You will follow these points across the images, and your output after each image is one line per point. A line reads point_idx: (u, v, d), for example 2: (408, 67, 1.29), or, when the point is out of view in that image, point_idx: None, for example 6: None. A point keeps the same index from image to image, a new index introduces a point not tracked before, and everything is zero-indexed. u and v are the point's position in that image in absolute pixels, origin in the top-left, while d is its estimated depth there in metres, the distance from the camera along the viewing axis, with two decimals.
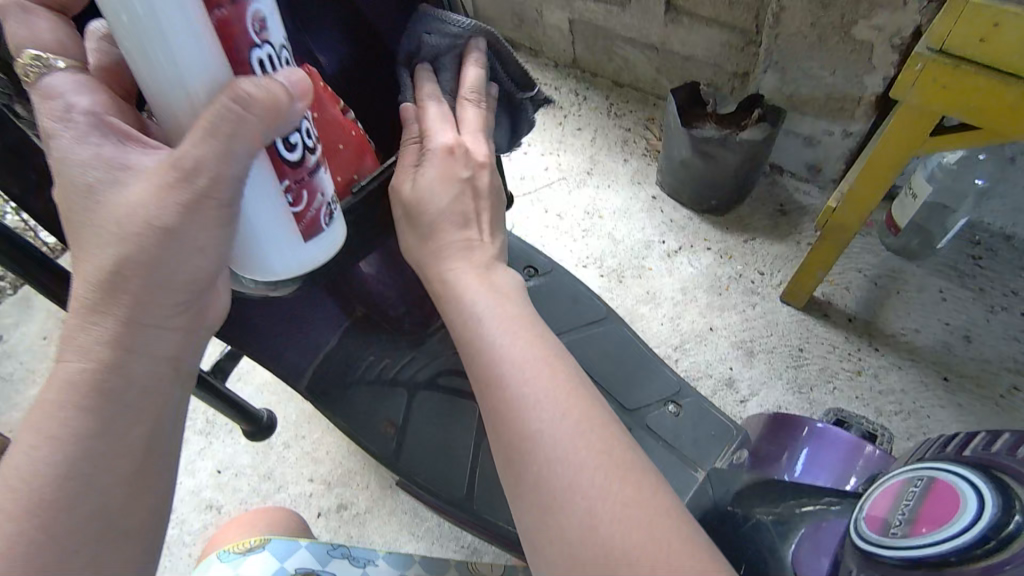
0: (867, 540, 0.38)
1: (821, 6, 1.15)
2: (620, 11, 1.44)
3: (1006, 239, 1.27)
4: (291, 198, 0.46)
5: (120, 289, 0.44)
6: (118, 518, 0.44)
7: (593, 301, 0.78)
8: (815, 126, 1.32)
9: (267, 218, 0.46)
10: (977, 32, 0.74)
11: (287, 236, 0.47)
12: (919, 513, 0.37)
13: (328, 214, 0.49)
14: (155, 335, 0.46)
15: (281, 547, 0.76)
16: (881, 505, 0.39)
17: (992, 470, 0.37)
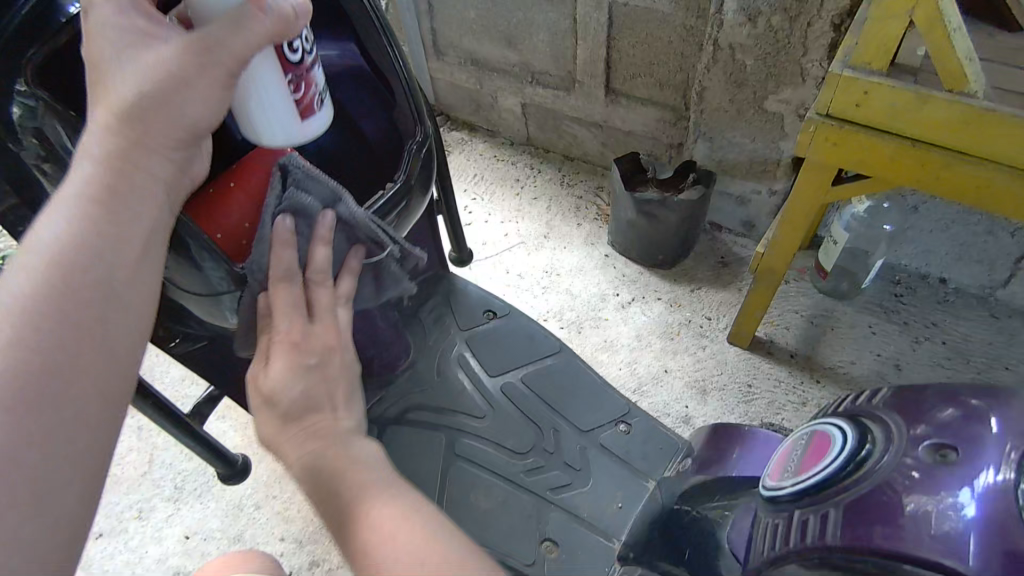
0: (770, 488, 0.49)
1: (736, 85, 1.32)
2: (566, 95, 1.62)
3: (922, 278, 1.42)
4: (292, 89, 0.52)
5: (123, 127, 0.45)
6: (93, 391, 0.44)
7: (547, 338, 0.86)
8: (744, 187, 1.48)
9: (276, 110, 0.52)
10: (853, 99, 0.88)
11: (287, 119, 0.53)
12: (803, 460, 0.47)
13: (321, 99, 0.55)
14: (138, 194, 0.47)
15: None
16: (779, 464, 0.50)
17: (857, 420, 0.47)
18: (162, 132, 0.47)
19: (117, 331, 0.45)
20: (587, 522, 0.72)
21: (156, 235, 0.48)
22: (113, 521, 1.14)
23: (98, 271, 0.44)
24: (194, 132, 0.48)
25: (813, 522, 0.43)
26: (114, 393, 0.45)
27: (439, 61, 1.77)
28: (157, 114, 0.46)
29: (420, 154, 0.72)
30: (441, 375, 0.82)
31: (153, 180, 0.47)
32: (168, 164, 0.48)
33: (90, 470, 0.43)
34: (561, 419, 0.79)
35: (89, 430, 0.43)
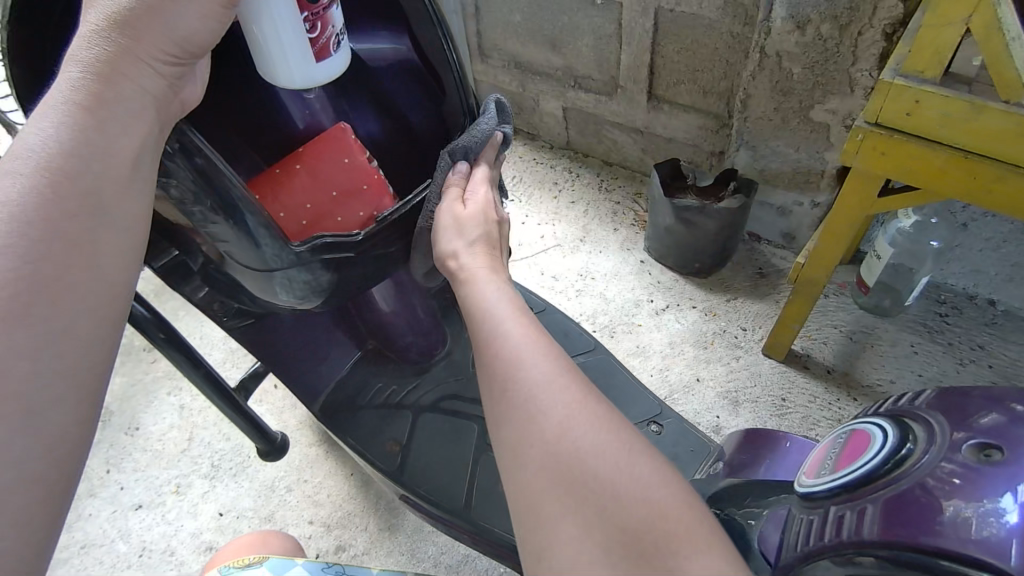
0: (805, 485, 0.48)
1: (782, 93, 1.31)
2: (608, 100, 1.62)
3: (969, 298, 1.38)
4: (307, 27, 0.54)
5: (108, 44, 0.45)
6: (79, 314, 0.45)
7: (581, 336, 0.87)
8: (786, 197, 1.46)
9: (290, 45, 0.54)
10: (904, 107, 0.87)
11: (303, 58, 0.55)
12: (841, 457, 0.46)
13: (337, 42, 0.57)
14: (117, 118, 0.46)
15: (279, 564, 0.81)
16: (816, 463, 0.49)
17: (900, 419, 0.46)
18: (154, 40, 0.47)
19: (107, 245, 0.46)
20: None
21: (146, 148, 0.48)
22: (151, 494, 1.19)
23: (85, 181, 0.45)
24: (186, 47, 0.49)
25: (849, 518, 0.42)
26: (103, 307, 0.46)
27: (483, 64, 1.80)
28: (149, 24, 0.46)
29: None
30: None
31: (142, 93, 0.47)
32: (159, 80, 0.48)
33: (81, 384, 0.45)
34: None
35: (80, 344, 0.45)
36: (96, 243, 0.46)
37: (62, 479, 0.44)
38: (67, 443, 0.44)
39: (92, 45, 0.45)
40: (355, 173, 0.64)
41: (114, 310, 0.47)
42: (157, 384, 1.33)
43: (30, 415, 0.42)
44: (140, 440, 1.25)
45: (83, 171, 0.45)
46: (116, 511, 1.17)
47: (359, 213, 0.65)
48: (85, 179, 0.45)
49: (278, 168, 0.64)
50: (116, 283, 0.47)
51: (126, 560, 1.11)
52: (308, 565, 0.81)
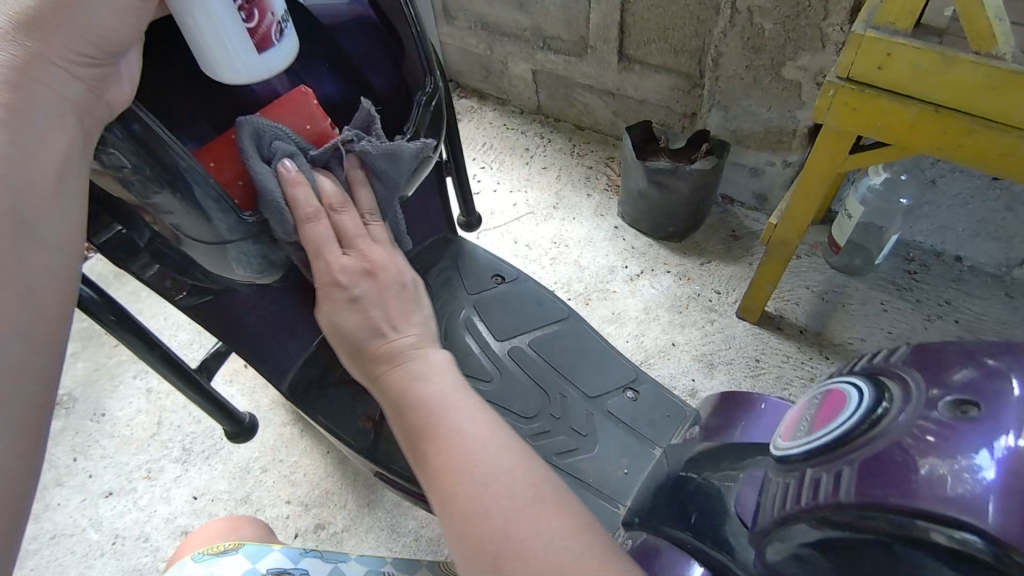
0: (781, 448, 0.47)
1: (753, 51, 1.28)
2: (577, 61, 1.58)
3: (937, 255, 1.40)
4: (244, 16, 0.47)
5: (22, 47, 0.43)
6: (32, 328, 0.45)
7: (555, 303, 0.85)
8: (758, 158, 1.45)
9: (226, 39, 0.47)
10: (876, 61, 0.84)
11: (243, 50, 0.48)
12: (817, 417, 0.46)
13: (281, 31, 0.50)
14: (39, 131, 0.45)
15: (253, 551, 0.80)
16: (790, 424, 0.48)
17: (879, 377, 0.45)
18: (64, 41, 0.44)
19: (35, 266, 0.45)
20: (594, 487, 0.71)
21: (71, 158, 0.45)
22: (122, 480, 1.15)
23: (5, 201, 0.44)
24: (102, 46, 0.46)
25: (826, 481, 0.41)
26: (37, 330, 0.45)
27: (449, 26, 1.73)
28: (59, 25, 0.44)
29: (430, 105, 0.71)
30: (448, 338, 0.80)
31: (59, 101, 0.45)
32: (76, 83, 0.45)
33: (22, 412, 0.43)
34: (568, 384, 0.78)
35: (14, 372, 0.43)
36: (23, 265, 0.45)
37: (12, 507, 0.42)
38: (9, 476, 0.42)
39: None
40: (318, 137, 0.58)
41: (50, 330, 0.46)
42: (122, 368, 1.29)
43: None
44: (107, 426, 1.21)
45: (2, 190, 0.44)
46: (86, 499, 1.14)
47: None
48: (5, 199, 0.44)
49: (231, 134, 0.55)
50: (51, 304, 0.46)
51: (98, 548, 1.09)
52: (282, 552, 0.80)
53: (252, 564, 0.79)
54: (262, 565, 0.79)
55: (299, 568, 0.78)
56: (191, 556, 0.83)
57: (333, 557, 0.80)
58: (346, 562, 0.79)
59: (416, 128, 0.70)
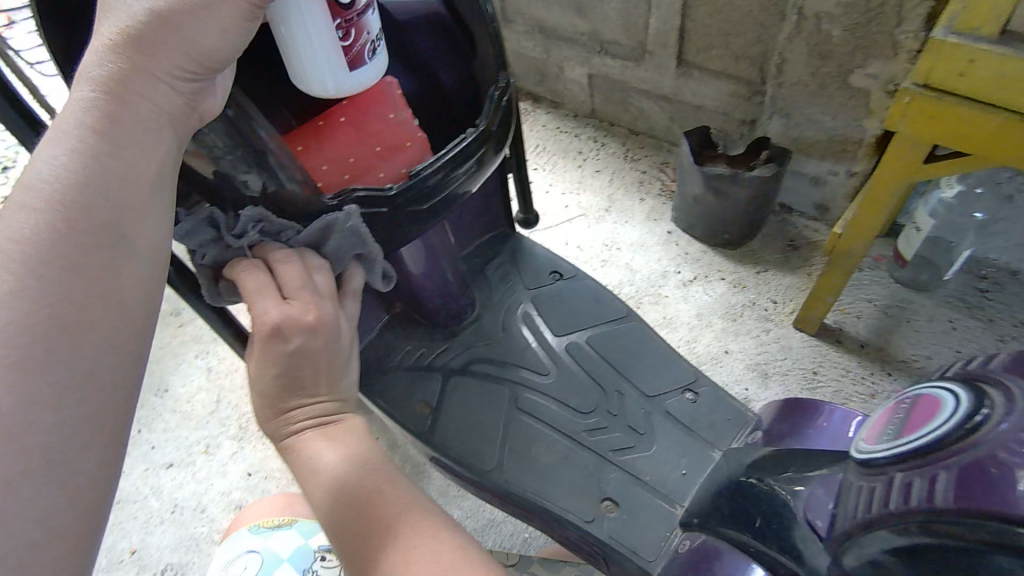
0: (865, 451, 0.46)
1: (820, 57, 1.25)
2: (635, 65, 1.57)
3: (1011, 273, 1.33)
4: (340, 35, 0.52)
5: (126, 59, 0.45)
6: (115, 366, 0.43)
7: (613, 302, 0.84)
8: (821, 167, 1.41)
9: (322, 55, 0.52)
10: (956, 66, 0.82)
11: (336, 66, 0.53)
12: (907, 421, 0.45)
13: (372, 51, 0.55)
14: (140, 144, 0.46)
15: (307, 528, 0.90)
16: (875, 428, 0.47)
17: (976, 381, 0.43)
18: (167, 55, 0.46)
19: (128, 274, 0.44)
20: (651, 486, 0.70)
21: (166, 167, 0.47)
22: (182, 453, 1.20)
23: (106, 210, 0.44)
24: (201, 61, 0.48)
25: (918, 485, 0.40)
26: (123, 347, 0.43)
27: (507, 29, 1.75)
28: (166, 42, 0.45)
29: (502, 101, 0.67)
30: (506, 330, 0.81)
31: (157, 112, 0.46)
32: (175, 95, 0.47)
33: (109, 430, 0.42)
34: (625, 381, 0.77)
35: (103, 388, 0.42)
36: (117, 275, 0.44)
37: (95, 519, 0.40)
38: (92, 496, 0.40)
39: (103, 64, 0.44)
40: (399, 131, 0.60)
41: (135, 343, 0.44)
42: (184, 348, 1.34)
43: (55, 466, 0.38)
44: (169, 401, 1.27)
45: (101, 198, 0.44)
46: (149, 467, 1.19)
47: (398, 170, 0.61)
48: (104, 208, 0.44)
49: (321, 120, 0.59)
50: (138, 322, 0.45)
51: (158, 516, 1.13)
52: (333, 527, 0.90)
53: (305, 539, 0.88)
54: (313, 541, 0.88)
55: None
56: (247, 527, 0.91)
57: None
58: None
59: (488, 126, 0.65)
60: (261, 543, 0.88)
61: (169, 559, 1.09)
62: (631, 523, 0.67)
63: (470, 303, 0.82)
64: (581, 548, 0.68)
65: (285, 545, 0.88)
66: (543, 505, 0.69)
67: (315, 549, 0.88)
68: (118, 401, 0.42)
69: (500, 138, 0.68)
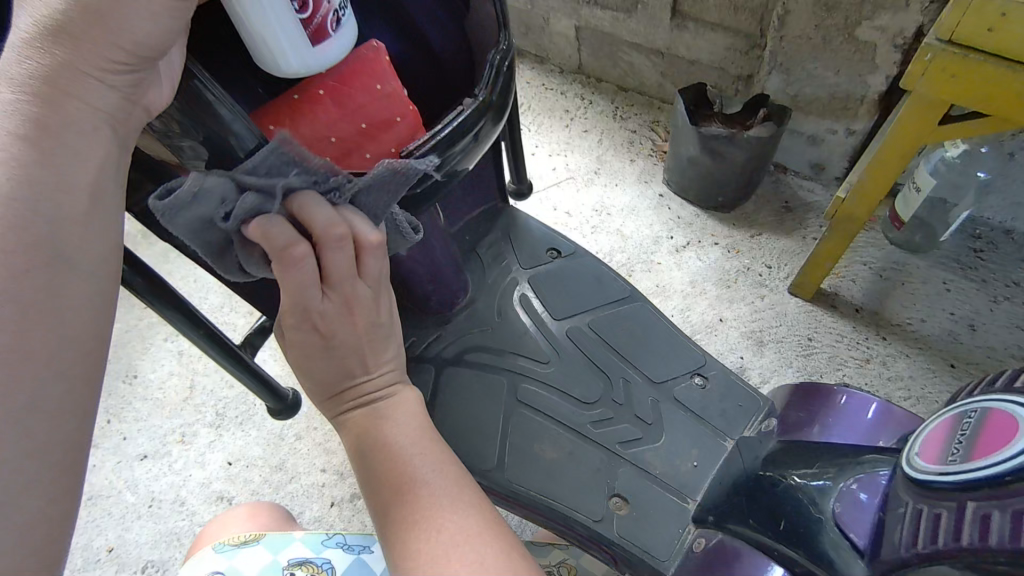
0: (927, 475, 0.45)
1: (825, 8, 1.18)
2: (626, 17, 1.48)
3: (1006, 233, 1.31)
4: (297, 6, 0.45)
5: (48, 55, 0.40)
6: (66, 389, 0.42)
7: (616, 282, 0.80)
8: (819, 125, 1.36)
9: (280, 31, 0.45)
10: (987, 22, 0.76)
11: (298, 41, 0.46)
12: (974, 444, 0.42)
13: (336, 20, 0.48)
14: (73, 150, 0.42)
15: (275, 543, 0.82)
16: (936, 447, 0.46)
17: None
18: (94, 48, 0.40)
19: (72, 292, 0.43)
20: (660, 480, 0.67)
21: (106, 174, 0.43)
22: (156, 444, 1.15)
23: (38, 227, 0.41)
24: (136, 51, 0.41)
25: (998, 520, 0.40)
26: (74, 367, 0.42)
27: None
28: (89, 33, 0.39)
29: (502, 68, 0.60)
30: (501, 315, 0.76)
31: (92, 112, 0.42)
32: (111, 93, 0.42)
33: (66, 457, 0.42)
34: (631, 368, 0.73)
35: (54, 413, 0.41)
36: (61, 296, 0.42)
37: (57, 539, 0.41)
38: (53, 519, 0.41)
39: (24, 61, 0.40)
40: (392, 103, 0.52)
41: (90, 361, 0.43)
42: (153, 332, 1.27)
43: (9, 499, 0.39)
44: (140, 389, 1.20)
45: (34, 218, 0.41)
46: (122, 461, 1.13)
47: (388, 150, 0.54)
48: (36, 226, 0.41)
49: (296, 93, 0.50)
50: (87, 338, 0.43)
51: (135, 510, 1.09)
52: (305, 536, 0.83)
53: (274, 555, 0.81)
54: (283, 557, 0.80)
55: (321, 557, 0.81)
56: (212, 547, 0.84)
57: (355, 545, 0.82)
58: (369, 551, 0.81)
59: (488, 96, 0.58)
60: (227, 564, 0.81)
61: (149, 554, 1.05)
62: (643, 520, 0.65)
63: (461, 285, 0.76)
64: (590, 546, 0.65)
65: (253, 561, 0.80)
66: (551, 505, 0.65)
67: (285, 565, 0.80)
68: (75, 423, 0.42)
69: (500, 107, 0.61)
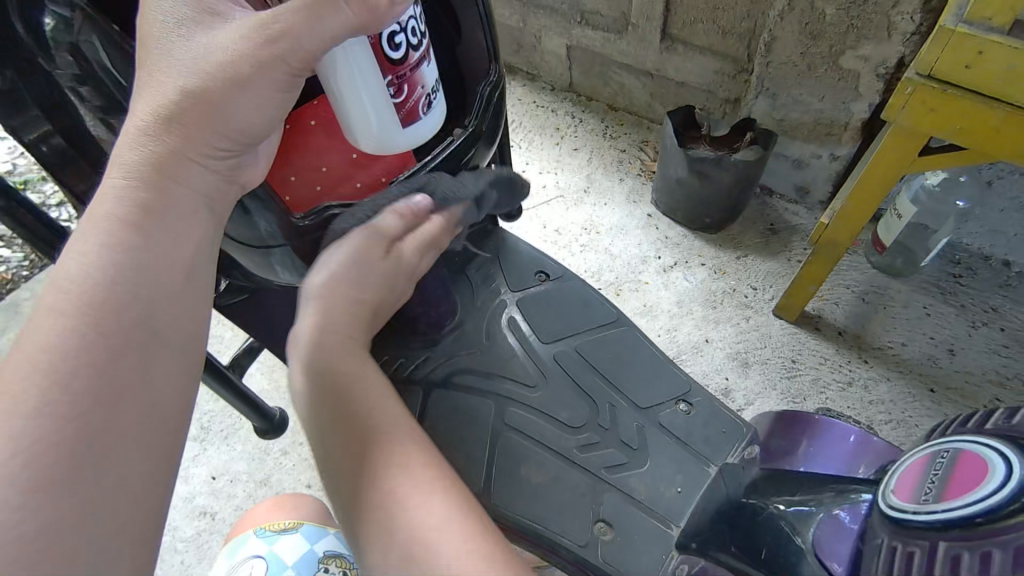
0: (903, 511, 0.44)
1: (811, 37, 1.21)
2: (617, 39, 1.50)
3: (985, 259, 1.34)
4: (393, 91, 0.52)
5: (163, 138, 0.47)
6: (140, 486, 0.40)
7: (603, 306, 0.81)
8: (804, 149, 1.38)
9: (373, 107, 0.52)
10: (964, 58, 0.78)
11: (390, 116, 0.53)
12: (949, 477, 0.42)
13: (428, 104, 0.55)
14: (180, 224, 0.47)
15: (312, 532, 0.84)
16: (909, 480, 0.45)
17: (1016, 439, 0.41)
18: (203, 139, 0.48)
19: (163, 373, 0.43)
20: (645, 505, 0.68)
21: (200, 252, 0.48)
22: None
23: (136, 307, 0.43)
24: (239, 138, 0.50)
25: (968, 561, 0.39)
26: (160, 448, 0.41)
27: None
28: (202, 122, 0.47)
29: (493, 98, 0.62)
30: (490, 337, 0.78)
31: (193, 196, 0.48)
32: (212, 175, 0.49)
33: (131, 544, 0.38)
34: (616, 393, 0.75)
35: (133, 502, 0.39)
36: (151, 377, 0.42)
37: None
38: None
39: (136, 148, 0.46)
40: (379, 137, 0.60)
41: (171, 448, 0.42)
42: None
43: None
44: None
45: (133, 299, 0.43)
46: None
47: (381, 178, 0.61)
48: (133, 308, 0.43)
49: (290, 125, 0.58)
50: (167, 424, 0.42)
51: None
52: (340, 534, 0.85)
53: (311, 545, 0.83)
54: (319, 547, 0.83)
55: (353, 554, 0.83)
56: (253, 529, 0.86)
57: None
58: None
59: (477, 125, 0.62)
60: (267, 549, 0.83)
61: None
62: (625, 545, 0.65)
63: (451, 308, 0.78)
64: (575, 569, 0.66)
65: (290, 551, 0.82)
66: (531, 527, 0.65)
67: (320, 556, 0.82)
68: (153, 518, 0.40)
69: (490, 134, 0.65)
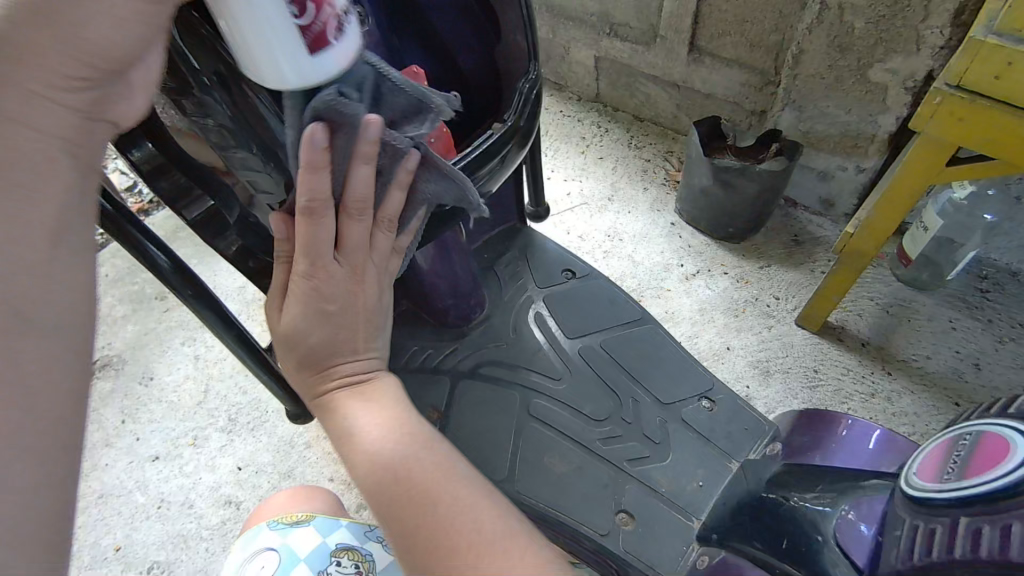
0: (927, 489, 0.46)
1: (838, 49, 1.22)
2: (644, 50, 1.53)
3: (1013, 274, 1.33)
4: (296, 9, 0.38)
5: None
6: None
7: (629, 305, 0.84)
8: (830, 162, 1.39)
9: (274, 35, 0.38)
10: (993, 69, 0.79)
11: (292, 48, 0.39)
12: (971, 458, 0.45)
13: (339, 30, 0.41)
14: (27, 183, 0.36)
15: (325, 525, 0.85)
16: (931, 464, 0.48)
17: None
18: (47, 60, 0.35)
19: None
20: (666, 497, 0.70)
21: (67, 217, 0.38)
22: (169, 446, 1.17)
23: None
24: (103, 62, 0.37)
25: (989, 534, 0.40)
26: None
27: None
28: (45, 33, 0.34)
29: (532, 96, 0.65)
30: (517, 330, 0.81)
31: (43, 140, 0.37)
32: (69, 114, 0.37)
33: None
34: (641, 389, 0.77)
35: None
36: None
37: None
38: None
39: None
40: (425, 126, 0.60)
41: None
42: (168, 335, 1.30)
43: None
44: (156, 391, 1.23)
45: None
46: (133, 461, 1.16)
47: None
48: None
49: None
50: None
51: (145, 511, 1.10)
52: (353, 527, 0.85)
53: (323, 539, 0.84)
54: (331, 540, 0.84)
55: (364, 549, 0.83)
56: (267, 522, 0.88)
57: None
58: None
59: (516, 121, 0.63)
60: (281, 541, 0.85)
61: (156, 554, 1.06)
62: (648, 535, 0.68)
63: (479, 301, 0.81)
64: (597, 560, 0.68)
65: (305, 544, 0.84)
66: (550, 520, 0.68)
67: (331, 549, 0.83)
68: None
69: (526, 134, 0.66)
